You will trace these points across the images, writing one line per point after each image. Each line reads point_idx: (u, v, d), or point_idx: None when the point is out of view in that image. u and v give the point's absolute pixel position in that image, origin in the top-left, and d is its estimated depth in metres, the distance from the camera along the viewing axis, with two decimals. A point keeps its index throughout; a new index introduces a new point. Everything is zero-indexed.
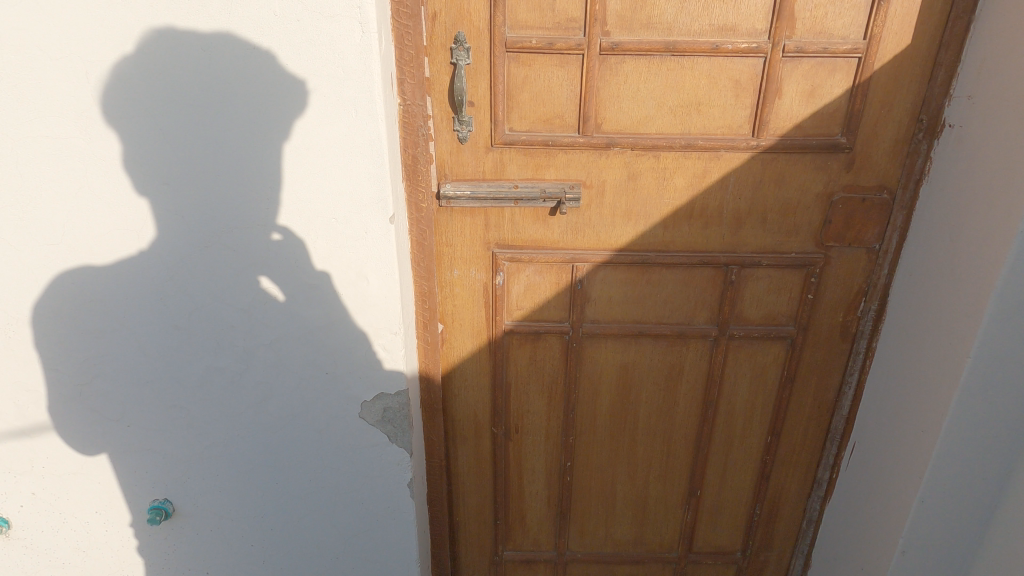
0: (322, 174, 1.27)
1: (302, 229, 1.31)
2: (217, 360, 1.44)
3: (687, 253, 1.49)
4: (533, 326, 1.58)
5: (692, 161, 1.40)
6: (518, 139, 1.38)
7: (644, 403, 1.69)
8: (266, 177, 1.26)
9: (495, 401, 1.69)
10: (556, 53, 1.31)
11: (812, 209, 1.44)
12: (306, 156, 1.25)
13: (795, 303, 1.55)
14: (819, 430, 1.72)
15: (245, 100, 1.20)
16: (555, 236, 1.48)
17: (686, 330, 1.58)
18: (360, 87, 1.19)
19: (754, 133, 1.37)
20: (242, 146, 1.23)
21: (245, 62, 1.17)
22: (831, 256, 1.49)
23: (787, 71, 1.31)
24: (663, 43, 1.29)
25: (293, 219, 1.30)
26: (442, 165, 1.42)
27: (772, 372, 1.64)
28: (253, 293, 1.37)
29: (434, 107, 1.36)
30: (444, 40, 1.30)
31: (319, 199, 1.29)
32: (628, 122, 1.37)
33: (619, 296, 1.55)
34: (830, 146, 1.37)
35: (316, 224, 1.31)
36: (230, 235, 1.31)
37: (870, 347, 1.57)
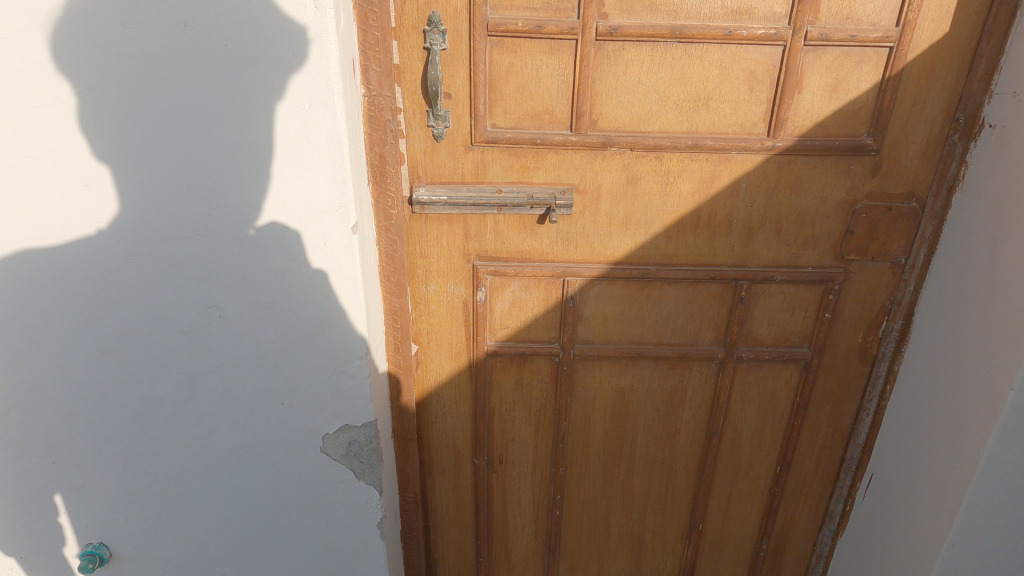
0: (275, 176, 1.08)
1: (254, 239, 1.12)
2: (155, 389, 1.25)
3: (692, 266, 1.33)
4: (519, 347, 1.41)
5: (699, 163, 1.23)
6: (501, 136, 1.20)
7: (642, 431, 1.52)
8: (206, 178, 1.07)
9: (476, 429, 1.51)
10: (545, 38, 1.13)
11: (832, 218, 1.28)
12: (254, 155, 1.06)
13: (810, 322, 1.40)
14: (832, 459, 1.57)
15: (178, 89, 1.00)
16: (544, 247, 1.31)
17: (690, 352, 1.41)
18: (315, 73, 1.01)
19: (770, 133, 1.20)
20: (174, 142, 1.03)
21: (176, 43, 0.97)
22: (851, 270, 1.33)
23: (810, 62, 1.14)
24: (669, 27, 1.11)
25: (244, 227, 1.11)
26: (415, 166, 1.24)
27: (784, 398, 1.49)
28: (196, 312, 1.18)
29: (405, 99, 1.17)
30: (416, 20, 1.11)
31: (272, 203, 1.10)
32: (628, 119, 1.19)
33: (616, 313, 1.38)
34: (855, 148, 1.21)
35: (270, 232, 1.12)
36: (166, 248, 1.11)
37: (892, 370, 1.42)
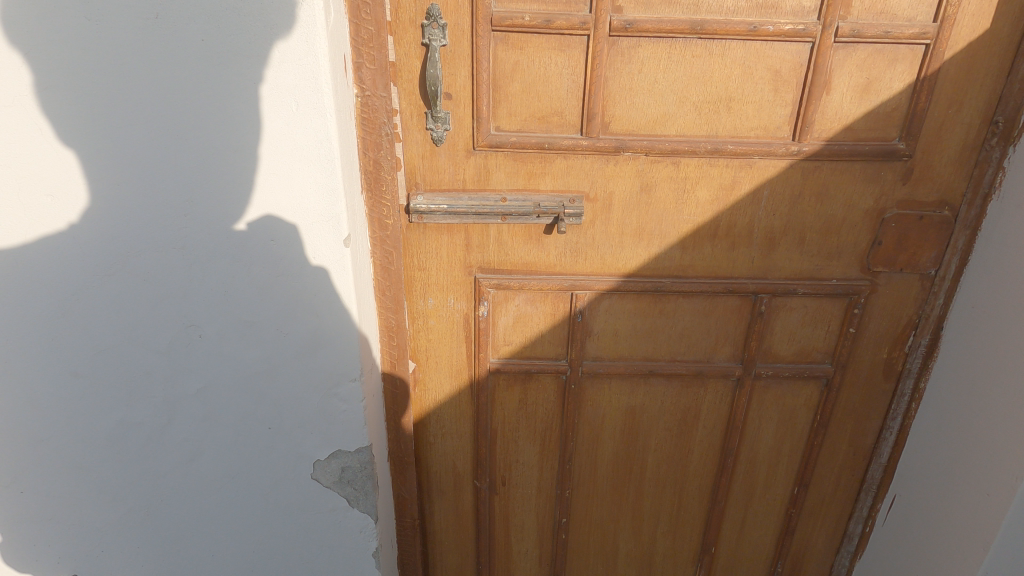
0: (262, 180, 0.98)
1: (238, 242, 1.02)
2: (131, 414, 1.13)
3: (709, 279, 1.24)
4: (523, 364, 1.32)
5: (718, 169, 1.14)
6: (506, 140, 1.10)
7: (653, 452, 1.44)
8: (184, 185, 0.96)
9: (477, 450, 1.42)
10: (554, 33, 1.04)
11: (859, 228, 1.20)
12: (237, 159, 0.96)
13: (833, 338, 1.31)
14: (853, 479, 1.49)
15: (151, 86, 0.90)
16: (551, 259, 1.22)
17: (705, 369, 1.33)
18: (302, 72, 0.91)
19: (795, 137, 1.12)
20: (148, 145, 0.93)
21: (148, 36, 0.87)
22: (878, 283, 1.25)
23: (840, 61, 1.06)
24: (689, 23, 1.02)
25: (228, 230, 1.00)
26: (412, 172, 1.14)
27: (803, 417, 1.41)
28: (174, 330, 1.08)
29: (401, 100, 1.08)
30: (413, 13, 1.01)
31: (257, 203, 1.00)
32: (643, 122, 1.10)
33: (627, 328, 1.30)
34: (886, 153, 1.12)
35: (258, 231, 1.01)
36: (139, 263, 1.01)
37: (918, 388, 1.35)
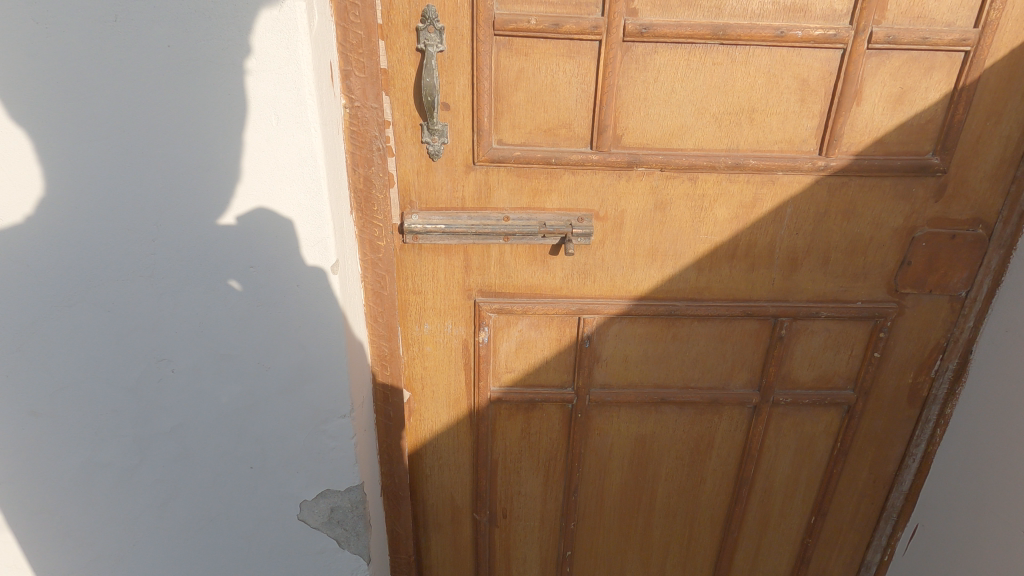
0: (239, 191, 0.87)
1: (219, 251, 0.90)
2: (98, 455, 1.01)
3: (726, 301, 1.16)
4: (527, 393, 1.23)
5: (739, 186, 1.06)
6: (509, 155, 1.01)
7: (664, 481, 1.35)
8: (152, 205, 0.86)
9: (476, 482, 1.33)
10: (562, 38, 0.94)
11: (887, 247, 1.12)
12: (212, 172, 0.85)
13: (856, 362, 1.23)
14: (872, 507, 1.41)
15: (111, 97, 0.79)
16: (557, 281, 1.13)
17: (721, 396, 1.24)
18: (283, 82, 0.81)
19: (822, 151, 1.03)
20: (109, 162, 0.82)
21: (105, 42, 0.76)
22: (905, 305, 1.17)
23: (872, 69, 0.97)
24: (711, 27, 0.93)
25: (206, 243, 0.89)
26: (406, 189, 1.04)
27: (822, 444, 1.33)
28: (143, 367, 0.97)
29: (394, 111, 0.98)
30: (407, 16, 0.91)
31: (239, 204, 0.88)
32: (658, 134, 1.01)
33: (638, 354, 1.21)
34: (919, 168, 1.04)
35: (245, 232, 0.89)
36: (104, 293, 0.90)
37: (944, 414, 1.27)
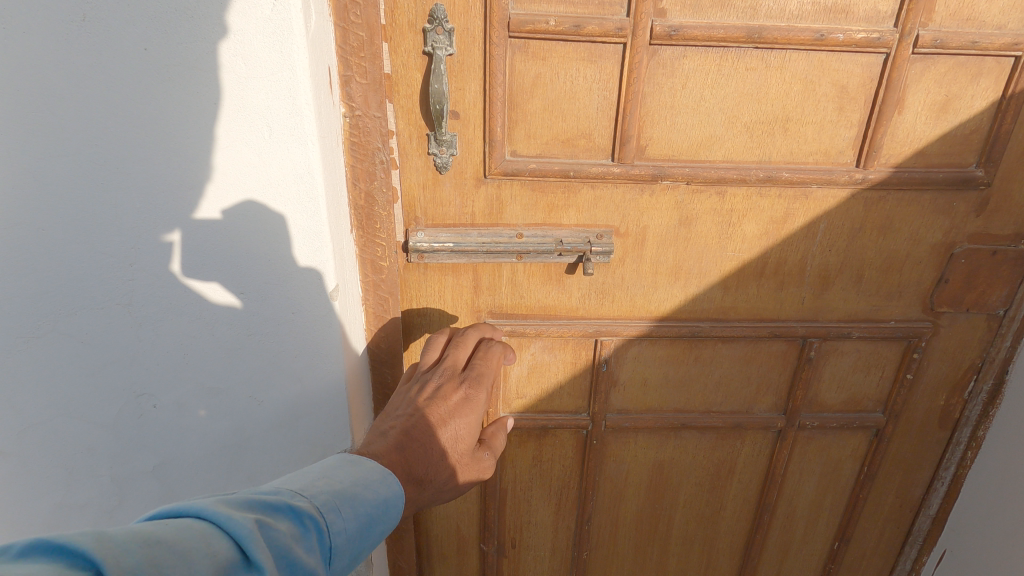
0: (214, 183, 0.76)
1: (196, 261, 0.80)
2: (71, 497, 0.92)
3: (752, 322, 1.08)
4: (539, 419, 1.15)
5: (770, 200, 0.98)
6: (523, 167, 0.93)
7: (682, 509, 1.28)
8: (121, 222, 0.76)
9: (484, 512, 1.25)
10: (584, 41, 0.86)
11: (923, 264, 1.05)
12: (186, 175, 0.75)
13: (886, 384, 1.17)
14: (897, 532, 1.35)
15: (81, 106, 0.69)
16: (573, 302, 1.05)
17: (744, 421, 1.17)
18: (277, 90, 0.72)
19: (859, 163, 0.96)
20: (74, 176, 0.72)
21: (69, 45, 0.66)
22: (941, 324, 1.10)
23: (916, 75, 0.90)
24: (746, 29, 0.85)
25: (183, 260, 0.80)
26: (411, 205, 0.96)
27: (848, 468, 1.26)
28: (121, 403, 0.88)
29: (398, 119, 0.89)
30: (413, 16, 0.83)
31: (215, 190, 0.77)
32: (685, 145, 0.94)
33: (658, 377, 1.13)
34: (962, 181, 0.97)
35: (228, 225, 0.79)
36: (76, 323, 0.80)
37: (976, 436, 1.21)
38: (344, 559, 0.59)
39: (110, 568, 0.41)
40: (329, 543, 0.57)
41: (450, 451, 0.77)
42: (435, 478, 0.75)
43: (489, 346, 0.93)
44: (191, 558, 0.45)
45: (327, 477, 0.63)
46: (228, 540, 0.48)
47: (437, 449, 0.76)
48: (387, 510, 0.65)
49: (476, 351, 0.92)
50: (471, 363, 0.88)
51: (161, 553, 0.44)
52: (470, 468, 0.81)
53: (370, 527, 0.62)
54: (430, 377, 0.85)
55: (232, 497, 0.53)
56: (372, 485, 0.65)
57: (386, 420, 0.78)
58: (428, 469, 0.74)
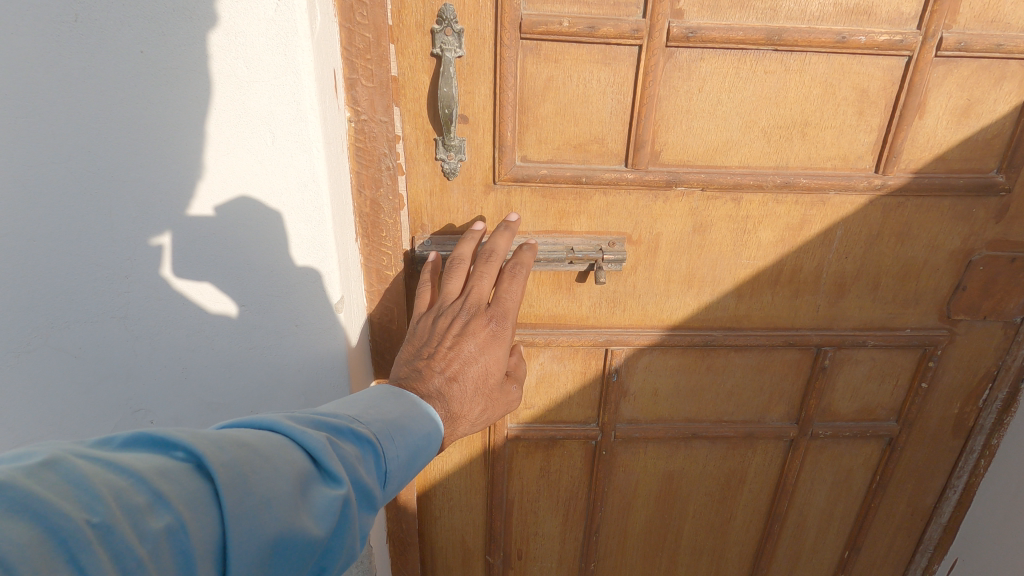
0: (204, 180, 0.72)
1: (188, 264, 0.77)
2: None
3: (766, 330, 1.06)
4: (548, 430, 1.12)
5: (786, 207, 0.96)
6: (534, 173, 0.90)
7: (691, 519, 1.26)
8: (112, 227, 0.73)
9: (490, 524, 1.22)
10: (598, 43, 0.83)
11: (940, 272, 1.03)
12: (176, 174, 0.71)
13: (900, 393, 1.14)
14: (908, 540, 1.33)
15: (72, 113, 0.66)
16: (583, 311, 1.02)
17: (756, 430, 1.15)
18: (280, 95, 0.69)
19: (878, 169, 0.93)
20: (62, 181, 0.69)
21: (59, 46, 0.63)
22: (957, 332, 1.08)
23: (938, 79, 0.87)
24: (766, 31, 0.82)
25: (175, 263, 0.77)
26: (418, 212, 0.93)
27: (860, 477, 1.24)
28: (118, 416, 0.86)
29: (405, 124, 0.86)
30: (421, 16, 0.79)
31: (206, 187, 0.73)
32: (701, 151, 0.91)
33: (669, 387, 1.11)
34: (983, 188, 0.94)
35: (222, 227, 0.75)
36: (71, 335, 0.78)
37: (990, 445, 1.19)
38: (397, 484, 0.62)
39: (211, 459, 0.46)
40: (382, 468, 0.60)
41: (478, 386, 0.80)
42: (468, 412, 0.78)
43: (515, 271, 0.85)
44: (268, 463, 0.50)
45: (377, 406, 0.66)
46: (300, 452, 0.53)
47: (469, 387, 0.78)
48: (431, 443, 0.68)
49: (501, 278, 0.85)
50: (496, 292, 0.84)
51: (247, 454, 0.49)
52: (500, 401, 0.85)
53: (415, 458, 0.64)
54: (454, 308, 0.82)
55: (297, 415, 0.57)
56: (419, 418, 0.68)
57: (414, 357, 0.79)
58: (461, 406, 0.77)
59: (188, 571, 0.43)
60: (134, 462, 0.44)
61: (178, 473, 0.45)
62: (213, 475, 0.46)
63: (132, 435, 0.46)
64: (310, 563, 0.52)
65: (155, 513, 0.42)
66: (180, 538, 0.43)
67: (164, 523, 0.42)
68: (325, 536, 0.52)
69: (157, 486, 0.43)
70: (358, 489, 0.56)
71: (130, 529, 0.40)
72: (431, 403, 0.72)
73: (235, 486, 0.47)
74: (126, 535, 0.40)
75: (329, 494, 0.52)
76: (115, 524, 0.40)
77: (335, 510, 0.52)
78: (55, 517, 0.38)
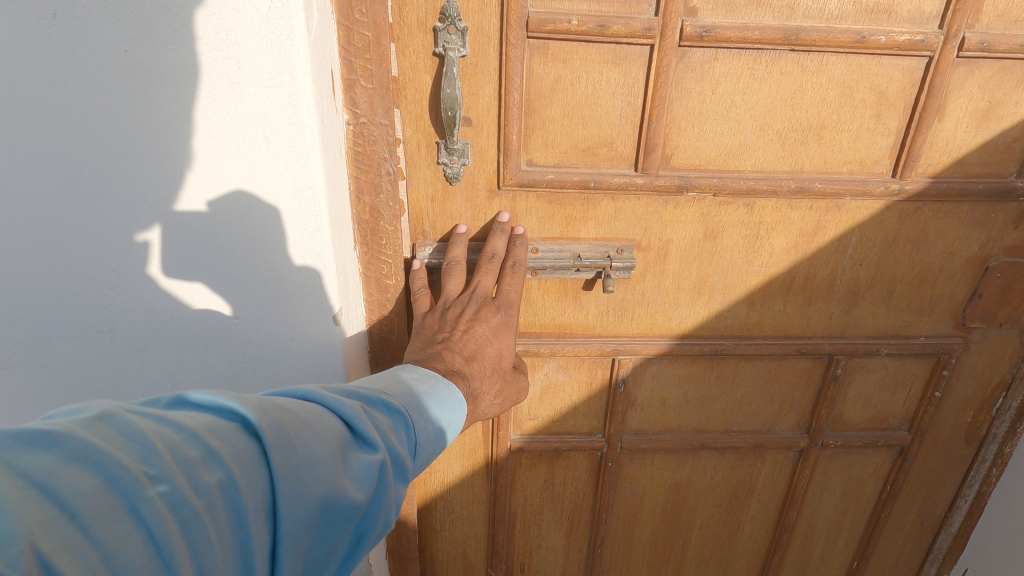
0: (194, 172, 0.68)
1: (177, 272, 0.73)
2: None
3: (777, 339, 1.03)
4: (553, 442, 1.09)
5: (800, 212, 0.92)
6: (540, 178, 0.86)
7: (698, 530, 1.23)
8: (95, 234, 0.69)
9: (493, 538, 1.19)
10: (608, 42, 0.79)
11: (956, 278, 1.00)
12: (162, 178, 0.67)
13: (913, 401, 1.12)
14: (917, 549, 1.30)
15: (51, 115, 0.62)
16: (590, 319, 0.99)
17: (766, 441, 1.12)
18: (274, 97, 0.65)
19: (895, 173, 0.90)
20: (41, 186, 0.65)
21: (37, 47, 0.59)
22: (972, 339, 1.05)
23: (959, 80, 0.84)
24: (783, 30, 0.79)
25: (163, 260, 0.72)
26: (419, 218, 0.89)
27: (870, 486, 1.21)
28: None
29: (405, 126, 0.82)
30: (423, 13, 0.75)
31: (193, 190, 0.69)
32: (713, 155, 0.87)
33: (677, 397, 1.08)
34: (1002, 192, 0.91)
35: (214, 224, 0.71)
36: (53, 349, 0.74)
37: (1003, 454, 1.16)
38: (432, 457, 0.60)
39: (256, 418, 0.44)
40: (415, 438, 0.58)
41: (493, 369, 0.79)
42: (487, 386, 0.78)
43: (517, 260, 0.86)
44: (310, 425, 0.48)
45: (406, 383, 0.64)
46: (337, 418, 0.51)
47: (486, 364, 0.78)
48: (458, 420, 0.66)
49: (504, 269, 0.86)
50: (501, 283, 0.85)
51: (290, 417, 0.47)
52: (514, 388, 0.85)
53: (444, 432, 0.62)
54: (462, 300, 0.82)
55: (330, 386, 0.55)
56: (446, 396, 0.66)
57: (428, 343, 0.77)
58: (480, 384, 0.76)
59: (240, 528, 0.41)
60: (183, 419, 0.42)
61: (225, 432, 0.43)
62: (259, 434, 0.44)
63: (177, 398, 0.45)
64: (353, 531, 0.50)
65: (208, 468, 0.41)
66: (231, 495, 0.41)
67: (216, 478, 0.40)
68: (368, 502, 0.50)
69: (206, 441, 0.41)
70: (397, 457, 0.54)
71: (184, 482, 0.39)
72: (453, 379, 0.70)
73: (281, 446, 0.45)
74: (182, 487, 0.38)
75: (369, 459, 0.50)
76: (169, 476, 0.38)
77: (376, 474, 0.50)
78: (113, 468, 0.36)
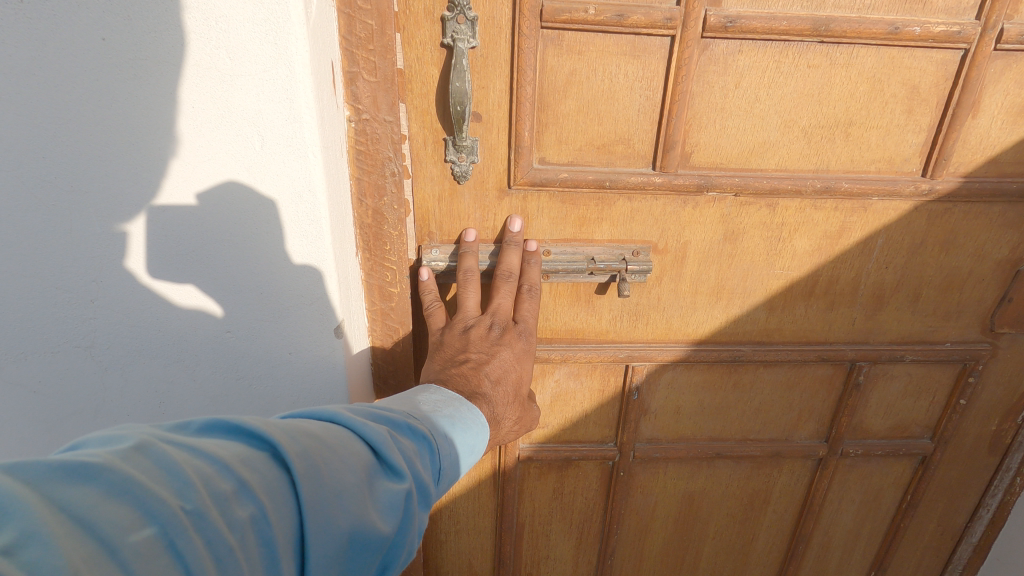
0: (186, 164, 0.63)
1: (165, 280, 0.69)
2: None
3: (798, 345, 0.99)
4: (563, 451, 1.05)
5: (825, 213, 0.88)
6: (552, 177, 0.82)
7: (711, 540, 1.19)
8: (77, 238, 0.65)
9: (500, 549, 1.15)
10: (626, 33, 0.74)
11: (985, 282, 0.95)
12: (147, 182, 0.63)
13: (936, 409, 1.08)
14: (936, 560, 1.26)
15: (26, 112, 0.58)
16: (603, 324, 0.94)
17: (784, 450, 1.08)
18: (268, 94, 0.60)
19: (925, 172, 0.86)
20: (18, 188, 0.61)
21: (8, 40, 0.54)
22: (1000, 346, 1.01)
23: (996, 74, 0.79)
24: (812, 21, 0.74)
25: (152, 267, 0.68)
26: (425, 218, 0.85)
27: (889, 496, 1.17)
28: None
29: (411, 122, 0.78)
30: (430, 2, 0.71)
31: (174, 194, 0.64)
32: (734, 152, 0.83)
33: (692, 404, 1.04)
34: None
35: (205, 219, 0.66)
36: (37, 356, 0.71)
37: None
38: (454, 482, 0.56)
39: (286, 448, 0.41)
40: (439, 464, 0.54)
41: (514, 396, 0.75)
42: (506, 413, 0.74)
43: (535, 284, 0.83)
44: (338, 454, 0.44)
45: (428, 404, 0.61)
46: (365, 444, 0.47)
47: (508, 390, 0.74)
48: (479, 441, 0.62)
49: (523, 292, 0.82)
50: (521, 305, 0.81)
51: (318, 444, 0.43)
52: (528, 417, 0.81)
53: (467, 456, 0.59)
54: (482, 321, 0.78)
55: (355, 408, 0.52)
56: (468, 418, 0.62)
57: (447, 365, 0.73)
58: (499, 409, 0.72)
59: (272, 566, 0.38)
60: (214, 449, 0.39)
61: (256, 462, 0.40)
62: (291, 465, 0.40)
63: (207, 422, 0.41)
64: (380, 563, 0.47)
65: (239, 502, 0.37)
66: (264, 530, 0.38)
67: (247, 513, 0.37)
68: (395, 534, 0.47)
69: (238, 473, 0.38)
70: (422, 484, 0.50)
71: (217, 518, 0.36)
72: (474, 403, 0.67)
73: (312, 477, 0.41)
74: (216, 524, 0.35)
75: (397, 488, 0.47)
76: (205, 512, 0.35)
77: (404, 504, 0.47)
78: (148, 503, 0.33)
